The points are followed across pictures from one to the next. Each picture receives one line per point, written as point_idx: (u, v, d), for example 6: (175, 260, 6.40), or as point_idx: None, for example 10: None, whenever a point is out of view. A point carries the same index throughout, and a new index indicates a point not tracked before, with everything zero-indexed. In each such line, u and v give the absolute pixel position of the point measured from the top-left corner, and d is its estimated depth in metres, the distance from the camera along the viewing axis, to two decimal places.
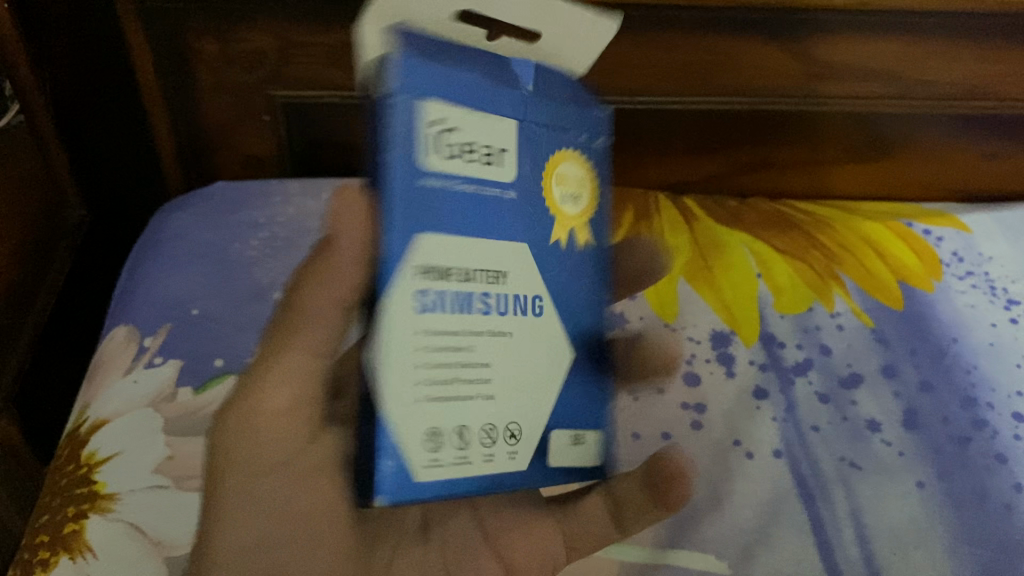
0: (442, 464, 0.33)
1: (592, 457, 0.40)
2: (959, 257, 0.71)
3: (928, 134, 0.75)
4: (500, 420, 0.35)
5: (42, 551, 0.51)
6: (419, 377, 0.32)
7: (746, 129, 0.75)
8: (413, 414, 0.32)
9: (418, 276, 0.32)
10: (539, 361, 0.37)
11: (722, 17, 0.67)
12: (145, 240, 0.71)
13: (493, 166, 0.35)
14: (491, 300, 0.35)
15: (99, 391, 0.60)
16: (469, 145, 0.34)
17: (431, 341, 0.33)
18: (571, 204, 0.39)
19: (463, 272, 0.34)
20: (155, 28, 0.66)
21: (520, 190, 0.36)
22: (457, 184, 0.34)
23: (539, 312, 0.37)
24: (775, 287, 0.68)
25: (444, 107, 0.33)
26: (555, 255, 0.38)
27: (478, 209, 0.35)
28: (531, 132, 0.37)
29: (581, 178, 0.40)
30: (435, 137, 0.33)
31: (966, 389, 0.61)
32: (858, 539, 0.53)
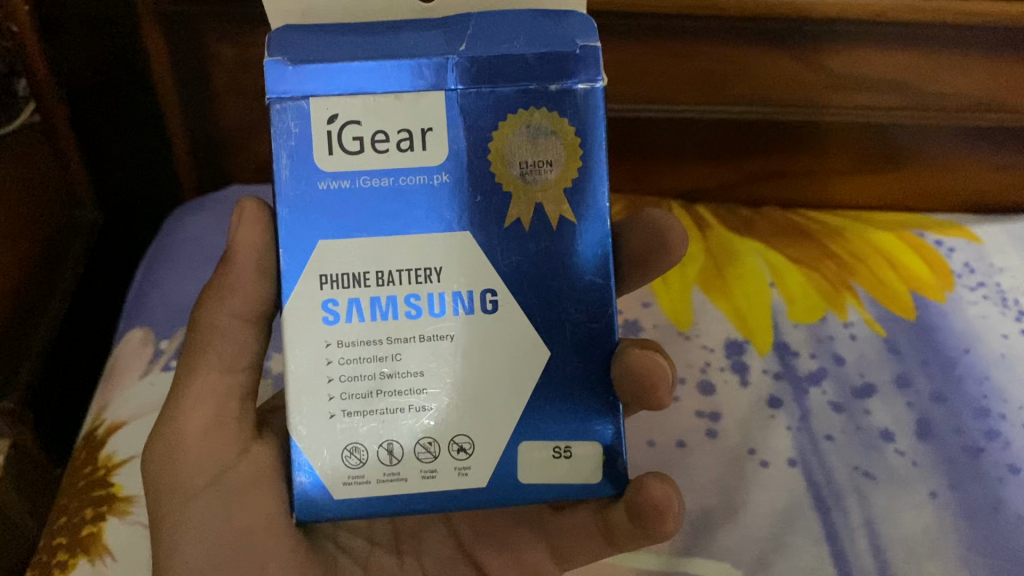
0: (366, 482, 0.40)
1: (591, 474, 0.40)
2: (970, 268, 0.71)
3: (940, 146, 0.75)
4: (441, 435, 0.40)
5: (60, 553, 0.51)
6: (332, 399, 0.39)
7: (759, 139, 0.75)
8: (322, 444, 0.39)
9: (320, 289, 0.39)
10: (499, 364, 0.40)
11: (737, 27, 0.67)
12: (158, 242, 0.71)
13: (411, 150, 0.38)
14: (420, 305, 0.39)
15: (116, 393, 0.60)
16: (376, 132, 0.38)
17: (342, 360, 0.39)
18: (529, 177, 0.39)
19: (380, 275, 0.39)
20: (174, 34, 0.66)
21: (457, 173, 0.39)
22: (361, 171, 0.39)
23: (491, 308, 0.39)
24: (789, 297, 0.68)
25: (333, 103, 0.38)
26: (517, 236, 0.39)
27: (397, 197, 0.39)
28: (453, 98, 0.38)
29: (549, 135, 0.39)
30: (333, 135, 0.38)
31: (978, 400, 0.62)
32: (872, 548, 0.53)
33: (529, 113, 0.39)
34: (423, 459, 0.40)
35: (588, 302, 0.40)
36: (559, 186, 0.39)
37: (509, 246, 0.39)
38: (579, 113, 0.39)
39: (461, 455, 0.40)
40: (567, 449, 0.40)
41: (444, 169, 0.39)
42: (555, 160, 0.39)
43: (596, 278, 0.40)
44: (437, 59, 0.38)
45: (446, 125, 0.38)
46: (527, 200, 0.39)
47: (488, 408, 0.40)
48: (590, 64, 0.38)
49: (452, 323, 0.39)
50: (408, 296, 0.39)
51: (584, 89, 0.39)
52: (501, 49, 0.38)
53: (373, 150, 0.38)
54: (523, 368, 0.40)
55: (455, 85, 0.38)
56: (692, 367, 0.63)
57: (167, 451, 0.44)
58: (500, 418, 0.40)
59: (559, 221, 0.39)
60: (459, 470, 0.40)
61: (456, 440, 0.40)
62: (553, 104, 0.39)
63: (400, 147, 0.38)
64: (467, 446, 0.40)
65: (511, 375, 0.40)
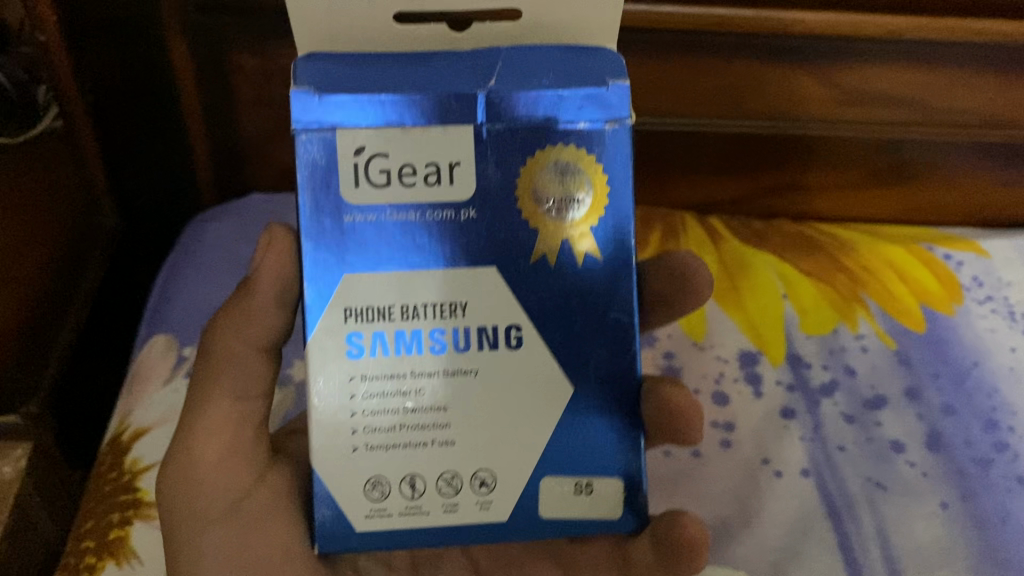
0: (387, 515, 0.41)
1: (610, 510, 0.42)
2: (979, 281, 0.72)
3: (950, 161, 0.76)
4: (464, 470, 0.41)
5: (88, 557, 0.52)
6: (356, 432, 0.40)
7: (772, 153, 0.76)
8: (345, 477, 0.41)
9: (345, 322, 0.40)
10: (520, 401, 0.41)
11: (752, 43, 0.69)
12: (178, 249, 0.72)
13: (438, 184, 0.40)
14: (445, 340, 0.41)
15: (139, 398, 0.61)
16: (404, 166, 0.39)
17: (366, 393, 0.40)
18: (555, 214, 0.41)
19: (405, 310, 0.40)
20: (197, 43, 0.68)
21: (483, 207, 0.40)
22: (389, 204, 0.40)
23: (515, 344, 0.41)
24: (801, 309, 0.69)
25: (361, 136, 0.39)
26: (542, 271, 0.41)
27: (425, 231, 0.40)
28: (483, 132, 0.40)
29: (577, 174, 0.41)
30: (361, 167, 0.39)
31: (987, 412, 0.63)
32: (885, 557, 0.54)
33: (556, 150, 0.40)
34: (445, 493, 0.41)
35: (609, 339, 0.42)
36: (584, 225, 0.41)
37: (531, 281, 0.41)
38: (606, 151, 0.41)
39: (482, 489, 0.42)
40: (589, 485, 0.42)
41: (471, 204, 0.40)
42: (581, 199, 0.41)
43: (618, 314, 0.42)
44: (467, 94, 0.39)
45: (474, 159, 0.40)
46: (554, 237, 0.41)
47: (510, 443, 0.41)
48: (619, 101, 0.40)
49: (475, 358, 0.41)
50: (433, 330, 0.41)
51: (607, 127, 0.40)
52: (531, 86, 0.40)
53: (400, 182, 0.40)
54: (545, 403, 0.42)
55: (484, 121, 0.39)
56: (707, 378, 0.65)
57: (183, 474, 0.44)
58: (521, 454, 0.42)
59: (584, 257, 0.41)
60: (480, 504, 0.42)
61: (478, 474, 0.41)
62: (581, 142, 0.40)
63: (428, 181, 0.40)
64: (488, 480, 0.41)
65: (533, 411, 0.41)
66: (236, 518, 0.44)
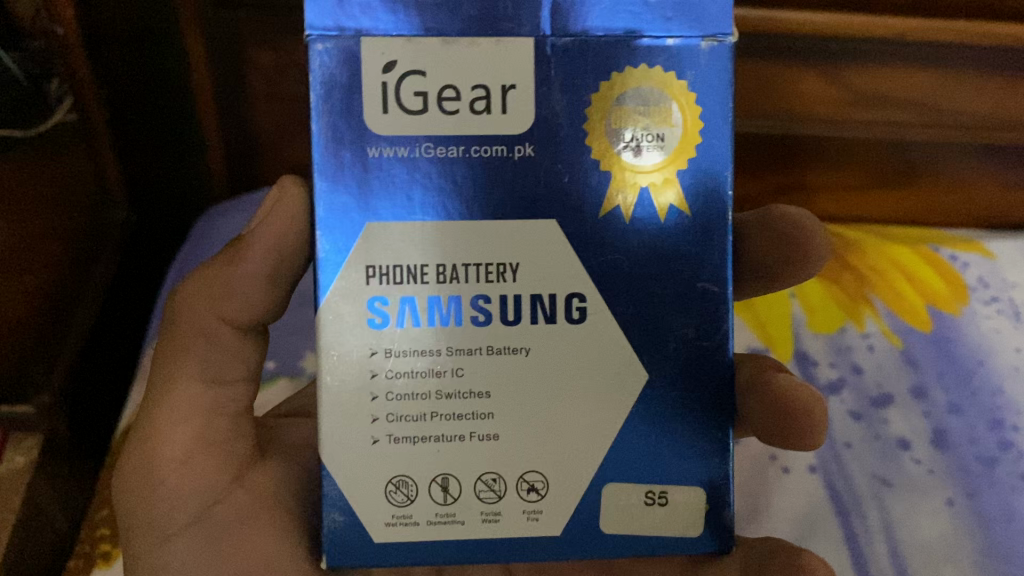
0: (415, 522, 0.37)
1: (688, 526, 0.38)
2: (984, 282, 0.72)
3: (956, 163, 0.77)
4: (508, 472, 0.37)
5: (105, 543, 0.54)
6: (377, 420, 0.37)
7: (781, 154, 0.77)
8: (363, 474, 0.37)
9: (367, 283, 0.36)
10: (576, 387, 0.37)
11: (761, 43, 0.69)
12: (190, 240, 0.73)
13: (487, 111, 0.36)
14: (490, 310, 0.37)
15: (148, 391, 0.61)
16: (444, 89, 0.35)
17: (390, 372, 0.37)
18: (634, 153, 0.36)
19: (442, 272, 0.36)
20: (214, 37, 0.71)
21: (542, 145, 0.36)
22: (428, 133, 0.36)
23: (578, 317, 0.37)
24: (809, 308, 0.70)
25: (392, 48, 0.35)
26: (615, 224, 0.37)
27: (471, 171, 0.36)
28: (540, 49, 0.35)
29: (663, 107, 0.36)
30: (392, 87, 0.35)
31: (993, 410, 0.63)
32: (890, 553, 0.55)
33: (637, 72, 0.36)
34: (484, 499, 0.37)
35: (697, 310, 0.37)
36: (669, 166, 0.37)
37: (607, 239, 0.37)
38: (696, 78, 0.36)
39: (530, 497, 0.37)
40: (663, 495, 0.38)
41: (527, 139, 0.36)
42: (666, 135, 0.36)
43: (711, 285, 0.37)
44: (524, 2, 0.35)
45: (531, 84, 0.36)
46: (632, 180, 0.36)
47: (560, 439, 0.37)
48: (710, 17, 0.36)
49: (525, 334, 0.37)
50: (475, 298, 0.37)
51: (676, 45, 0.36)
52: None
53: (438, 107, 0.35)
54: (614, 393, 0.37)
55: (545, 33, 0.35)
56: None
57: (144, 464, 0.41)
58: (577, 451, 0.37)
59: (669, 210, 0.37)
60: (528, 514, 0.38)
61: (526, 478, 0.37)
62: (671, 63, 0.36)
63: (473, 107, 0.35)
64: (538, 485, 0.37)
65: (600, 396, 0.37)
66: (241, 501, 0.41)
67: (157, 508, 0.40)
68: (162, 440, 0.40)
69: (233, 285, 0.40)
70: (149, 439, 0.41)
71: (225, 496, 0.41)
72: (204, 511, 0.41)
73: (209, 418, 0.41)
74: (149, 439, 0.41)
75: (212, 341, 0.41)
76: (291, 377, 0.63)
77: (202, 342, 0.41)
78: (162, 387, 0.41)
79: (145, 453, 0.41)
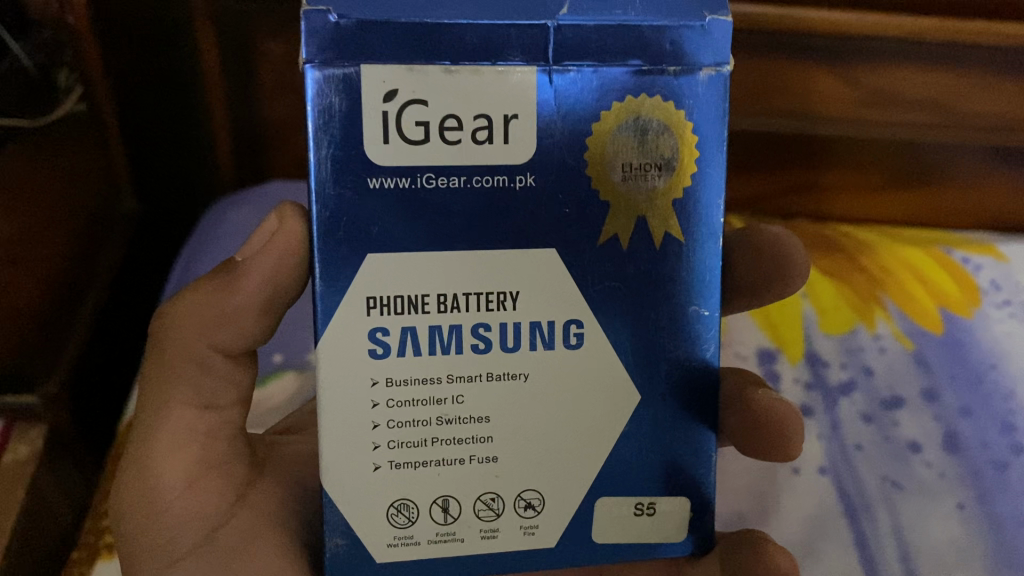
0: (415, 542, 0.37)
1: (672, 532, 0.39)
2: (997, 285, 0.72)
3: (967, 165, 0.77)
4: (506, 491, 0.37)
5: (108, 535, 0.53)
6: (378, 447, 0.36)
7: (794, 155, 0.76)
8: (365, 499, 0.37)
9: (368, 314, 0.35)
10: (575, 408, 0.37)
11: (777, 40, 0.69)
12: (198, 231, 0.72)
13: (490, 141, 0.34)
14: (490, 337, 0.36)
15: None
16: (446, 118, 0.33)
17: (390, 401, 0.36)
18: (633, 183, 0.36)
19: (444, 301, 0.35)
20: (224, 29, 0.72)
21: (544, 175, 0.35)
22: (428, 163, 0.34)
23: (576, 343, 0.37)
24: (821, 309, 0.70)
25: (392, 76, 0.33)
26: (612, 253, 0.36)
27: (469, 202, 0.35)
28: (546, 77, 0.34)
29: (661, 134, 0.35)
30: (391, 116, 0.33)
31: (1004, 415, 0.62)
32: (901, 557, 0.54)
33: (639, 101, 0.35)
34: (483, 517, 0.37)
35: (685, 336, 0.38)
36: (665, 197, 0.36)
37: (604, 267, 0.36)
38: (695, 107, 0.35)
39: (527, 513, 0.38)
40: (651, 506, 0.39)
41: (529, 170, 0.35)
42: (665, 166, 0.36)
43: (696, 308, 0.37)
44: (532, 26, 0.33)
45: (536, 115, 0.34)
46: (629, 212, 0.36)
47: (558, 460, 0.38)
48: (715, 47, 0.35)
49: (526, 359, 0.37)
50: (475, 327, 0.36)
51: (677, 70, 0.35)
52: (608, 19, 0.33)
53: (438, 139, 0.34)
54: (610, 412, 0.38)
55: (551, 62, 0.34)
56: None
57: (140, 500, 0.39)
58: (573, 468, 0.38)
59: (664, 240, 0.37)
60: (526, 529, 0.38)
61: (524, 496, 0.38)
62: (669, 94, 0.35)
63: (476, 137, 0.34)
64: (535, 502, 0.38)
65: (594, 416, 0.38)
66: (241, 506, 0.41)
67: (161, 535, 0.39)
68: (160, 469, 0.39)
69: (227, 314, 0.38)
70: (140, 450, 0.40)
71: (228, 518, 0.41)
72: (212, 532, 0.40)
73: (208, 443, 0.41)
74: (149, 469, 0.40)
75: (210, 370, 0.40)
76: (298, 371, 0.62)
77: (196, 370, 0.39)
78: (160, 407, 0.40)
79: (139, 487, 0.40)
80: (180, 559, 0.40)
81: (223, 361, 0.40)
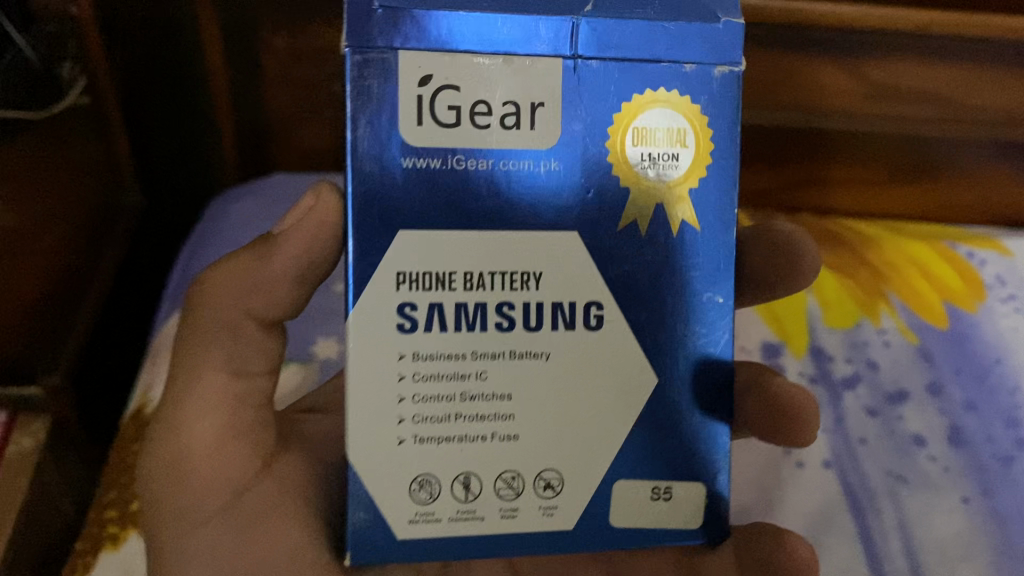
0: (435, 519, 0.37)
1: (689, 517, 0.39)
2: (1001, 280, 0.72)
3: (973, 162, 0.77)
4: (527, 470, 0.37)
5: (113, 526, 0.53)
6: (404, 421, 0.36)
7: (799, 148, 0.77)
8: (389, 474, 0.36)
9: (397, 290, 0.36)
10: (594, 391, 0.37)
11: (782, 34, 0.69)
12: (202, 223, 0.71)
13: (517, 127, 0.35)
14: (514, 316, 0.37)
15: (160, 374, 0.61)
16: (477, 104, 0.35)
17: (417, 375, 0.36)
18: (651, 171, 0.37)
19: (469, 279, 0.36)
20: (229, 21, 0.72)
21: (568, 161, 0.36)
22: (458, 147, 0.35)
23: (595, 324, 0.37)
24: (824, 302, 0.70)
25: (426, 62, 0.34)
26: (631, 237, 0.37)
27: (496, 186, 0.36)
28: (572, 66, 0.35)
29: (684, 123, 0.37)
30: (425, 100, 0.35)
31: (1010, 410, 0.62)
32: (907, 551, 0.54)
33: (662, 93, 0.36)
34: (503, 496, 0.37)
35: (695, 321, 0.38)
36: (687, 182, 0.37)
37: (626, 249, 0.37)
38: (715, 99, 0.37)
39: (547, 494, 0.37)
40: (667, 490, 0.38)
41: (553, 155, 0.36)
42: (683, 154, 0.37)
43: (711, 297, 0.38)
44: (559, 18, 0.35)
45: (561, 103, 0.36)
46: (653, 196, 0.37)
47: (578, 439, 0.37)
48: (736, 41, 0.36)
49: (548, 338, 0.37)
50: (499, 304, 0.36)
51: (695, 67, 0.37)
52: (629, 12, 0.36)
53: (471, 125, 0.35)
54: (626, 393, 0.38)
55: (577, 52, 0.35)
56: None
57: (163, 470, 0.40)
58: (593, 448, 0.38)
59: (680, 226, 0.37)
60: (545, 511, 0.37)
61: (544, 476, 0.37)
62: (689, 87, 0.37)
63: (504, 122, 0.35)
64: (555, 482, 0.37)
65: (613, 398, 0.38)
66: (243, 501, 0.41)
67: (177, 501, 0.40)
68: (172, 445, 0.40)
69: (257, 283, 0.40)
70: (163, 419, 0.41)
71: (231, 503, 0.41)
72: (230, 501, 0.41)
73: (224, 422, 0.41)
74: (174, 432, 0.40)
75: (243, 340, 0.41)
76: (303, 363, 0.62)
77: (226, 336, 0.41)
78: (188, 374, 0.40)
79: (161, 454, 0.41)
80: (199, 526, 0.40)
81: (256, 328, 0.42)
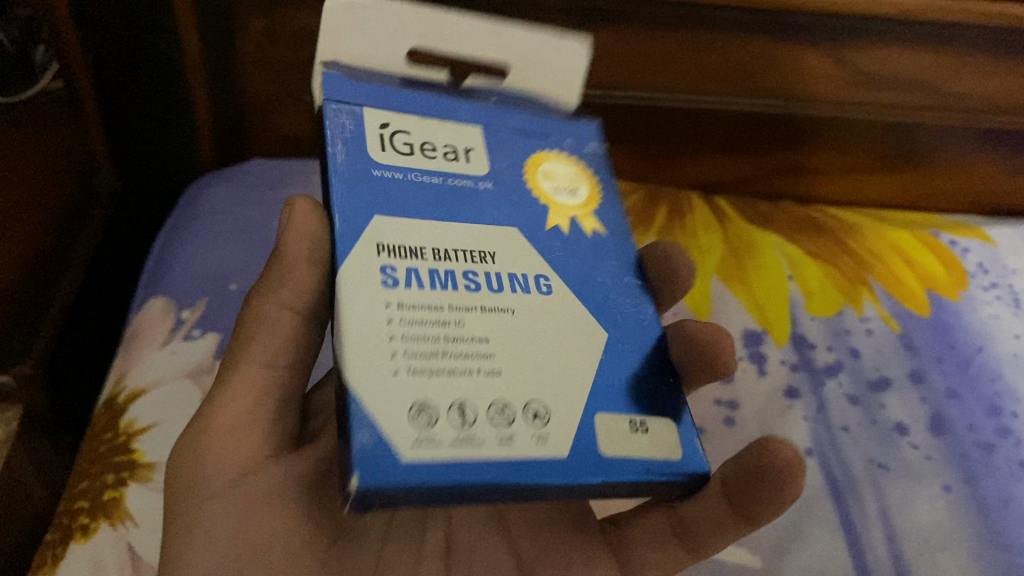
0: (438, 444, 0.35)
1: (671, 450, 0.40)
2: (984, 268, 0.71)
3: (953, 149, 0.77)
4: (515, 401, 0.38)
5: (82, 517, 0.52)
6: (397, 355, 0.37)
7: (788, 132, 0.76)
8: (386, 401, 0.36)
9: (377, 255, 0.40)
10: (557, 350, 0.41)
11: (768, 22, 0.67)
12: (178, 209, 0.70)
13: (457, 160, 0.45)
14: (479, 281, 0.41)
15: (137, 361, 0.60)
16: (424, 143, 0.45)
17: (404, 318, 0.38)
18: (562, 197, 0.47)
19: (437, 253, 0.41)
20: (205, 11, 0.67)
21: (497, 183, 0.45)
22: (413, 167, 0.44)
23: (547, 292, 0.42)
24: (806, 290, 0.68)
25: (383, 115, 0.45)
26: (560, 235, 0.45)
27: (451, 193, 0.44)
28: (488, 129, 0.47)
29: (572, 172, 0.49)
30: (385, 137, 0.44)
31: (991, 397, 0.62)
32: (889, 538, 0.54)
33: (552, 154, 0.49)
34: (497, 423, 0.37)
35: (627, 299, 0.45)
36: (586, 207, 0.48)
37: (556, 242, 0.45)
38: (589, 162, 0.50)
39: (537, 424, 0.38)
40: (643, 423, 0.40)
41: (487, 179, 0.45)
42: (579, 191, 0.48)
43: (633, 282, 0.46)
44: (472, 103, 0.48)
45: (485, 148, 0.47)
46: (565, 212, 0.47)
47: (552, 381, 0.39)
48: (591, 134, 0.51)
49: (510, 299, 0.41)
50: (465, 272, 0.41)
51: (573, 142, 0.50)
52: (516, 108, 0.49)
53: (422, 155, 0.44)
54: (584, 351, 0.41)
55: (489, 121, 0.48)
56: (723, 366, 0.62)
57: None
58: (567, 393, 0.39)
59: (593, 231, 0.47)
60: (539, 438, 0.37)
61: (532, 408, 0.38)
62: (571, 151, 0.49)
63: (446, 156, 0.45)
64: (542, 415, 0.38)
65: (575, 356, 0.41)
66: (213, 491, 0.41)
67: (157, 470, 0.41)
68: None
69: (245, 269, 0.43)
70: None
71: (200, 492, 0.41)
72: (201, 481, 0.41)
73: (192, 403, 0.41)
74: None
75: None
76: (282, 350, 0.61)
77: None
78: (233, 363, 0.44)
79: None
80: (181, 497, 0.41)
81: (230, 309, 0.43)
